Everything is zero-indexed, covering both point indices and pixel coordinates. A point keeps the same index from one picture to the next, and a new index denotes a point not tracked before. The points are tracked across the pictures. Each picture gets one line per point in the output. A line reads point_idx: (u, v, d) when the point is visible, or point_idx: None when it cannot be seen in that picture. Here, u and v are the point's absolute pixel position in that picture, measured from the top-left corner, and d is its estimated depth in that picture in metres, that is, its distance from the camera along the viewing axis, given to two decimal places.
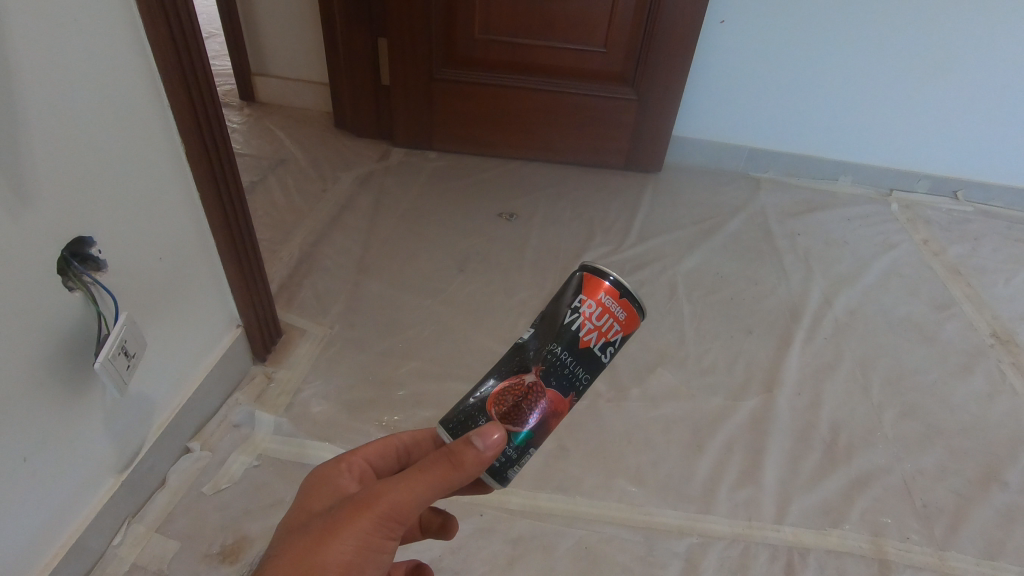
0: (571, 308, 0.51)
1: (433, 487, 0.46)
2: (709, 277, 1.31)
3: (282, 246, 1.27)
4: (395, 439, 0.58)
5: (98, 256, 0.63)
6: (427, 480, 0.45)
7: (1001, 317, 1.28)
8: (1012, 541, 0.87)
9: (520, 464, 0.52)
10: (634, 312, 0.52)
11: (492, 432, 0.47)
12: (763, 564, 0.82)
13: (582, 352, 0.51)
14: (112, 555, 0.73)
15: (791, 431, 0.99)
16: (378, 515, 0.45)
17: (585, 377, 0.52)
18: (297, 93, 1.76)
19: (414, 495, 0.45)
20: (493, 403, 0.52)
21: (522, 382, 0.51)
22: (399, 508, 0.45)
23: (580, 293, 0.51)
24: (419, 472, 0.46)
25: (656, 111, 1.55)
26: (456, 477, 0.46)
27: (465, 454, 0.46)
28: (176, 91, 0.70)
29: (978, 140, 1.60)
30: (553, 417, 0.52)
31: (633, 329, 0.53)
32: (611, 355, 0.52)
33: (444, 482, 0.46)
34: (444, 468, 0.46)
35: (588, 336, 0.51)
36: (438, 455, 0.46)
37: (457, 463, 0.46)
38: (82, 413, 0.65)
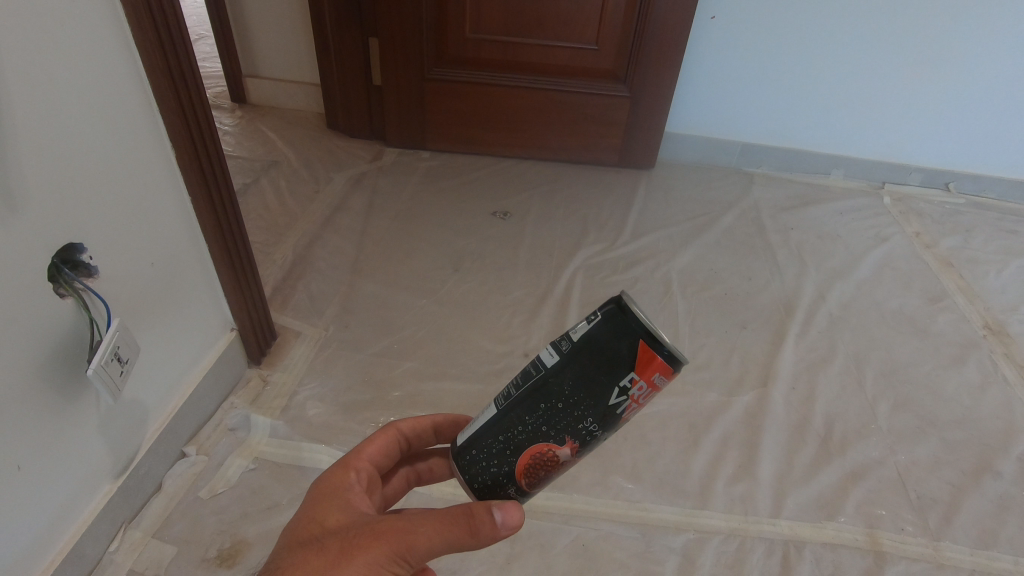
0: (619, 391, 0.47)
1: (449, 539, 0.46)
2: (703, 273, 1.32)
3: (276, 248, 1.26)
4: (395, 431, 0.60)
5: (88, 262, 0.63)
6: (446, 531, 0.46)
7: (993, 309, 1.29)
8: (1005, 531, 0.88)
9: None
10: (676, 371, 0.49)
11: (512, 513, 0.49)
12: (759, 558, 0.82)
13: (619, 424, 0.50)
14: (109, 561, 0.73)
15: (786, 425, 1.00)
16: (396, 549, 0.45)
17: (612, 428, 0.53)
18: (289, 94, 1.76)
19: (432, 544, 0.45)
20: (523, 474, 0.53)
21: (555, 456, 0.51)
22: (413, 550, 0.45)
23: (632, 373, 0.46)
24: (441, 522, 0.46)
25: (648, 108, 1.55)
26: (469, 541, 0.47)
27: (484, 514, 0.47)
28: (165, 94, 0.70)
29: (969, 132, 1.61)
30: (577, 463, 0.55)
31: None
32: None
33: (459, 541, 0.46)
34: (463, 527, 0.47)
35: (630, 412, 0.48)
36: (458, 510, 0.47)
37: (474, 529, 0.47)
38: (76, 419, 0.65)
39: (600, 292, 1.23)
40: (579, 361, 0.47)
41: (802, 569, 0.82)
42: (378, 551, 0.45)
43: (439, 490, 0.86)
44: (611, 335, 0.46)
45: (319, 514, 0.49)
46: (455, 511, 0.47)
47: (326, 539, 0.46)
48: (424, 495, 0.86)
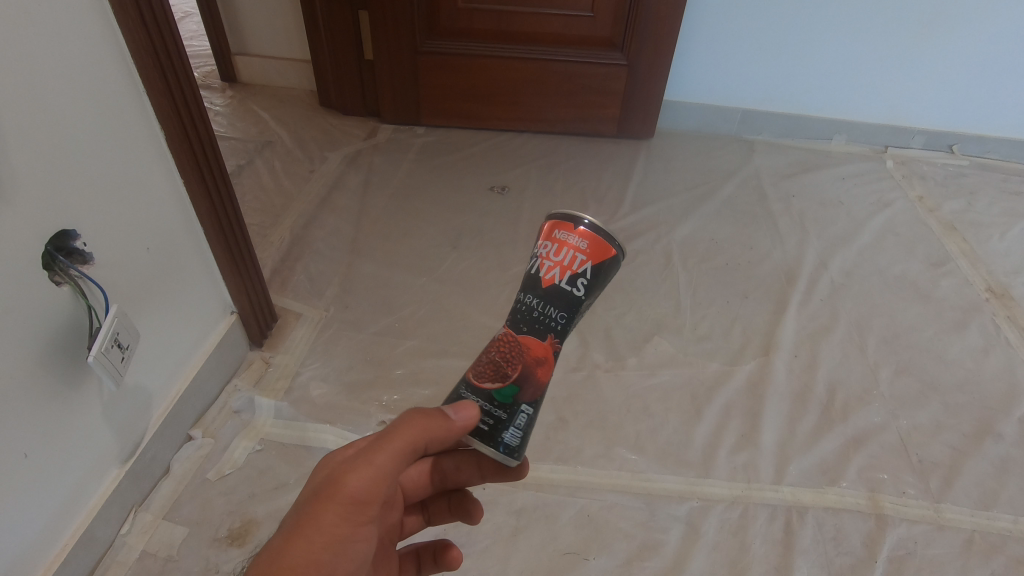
0: (533, 256, 0.54)
1: (397, 453, 0.49)
2: (704, 243, 1.31)
3: (273, 230, 1.25)
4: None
5: (82, 249, 0.62)
6: (390, 449, 0.49)
7: (997, 272, 1.28)
8: (1006, 491, 0.89)
9: (514, 424, 0.53)
10: (599, 239, 0.52)
11: (466, 408, 0.52)
12: (762, 525, 0.84)
13: (546, 292, 0.52)
14: (121, 543, 0.74)
15: (788, 393, 1.00)
16: (347, 491, 0.48)
17: (564, 314, 0.53)
18: (280, 72, 1.72)
19: (379, 464, 0.49)
20: (475, 368, 0.55)
21: (498, 338, 0.54)
22: (366, 481, 0.48)
23: (540, 238, 0.54)
24: (382, 444, 0.49)
25: (647, 76, 1.52)
26: (419, 442, 0.50)
27: (418, 416, 0.50)
28: (151, 74, 0.68)
29: (976, 92, 1.57)
30: (535, 365, 0.52)
31: (600, 256, 0.52)
32: (584, 288, 0.52)
33: (408, 447, 0.49)
34: (407, 436, 0.50)
35: (550, 274, 0.52)
36: (393, 426, 0.50)
37: (420, 431, 0.50)
38: (80, 406, 0.65)
39: None
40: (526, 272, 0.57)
41: (804, 534, 0.83)
42: (332, 508, 0.47)
43: None
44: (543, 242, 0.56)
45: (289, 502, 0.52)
46: (393, 425, 0.50)
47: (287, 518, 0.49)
48: None
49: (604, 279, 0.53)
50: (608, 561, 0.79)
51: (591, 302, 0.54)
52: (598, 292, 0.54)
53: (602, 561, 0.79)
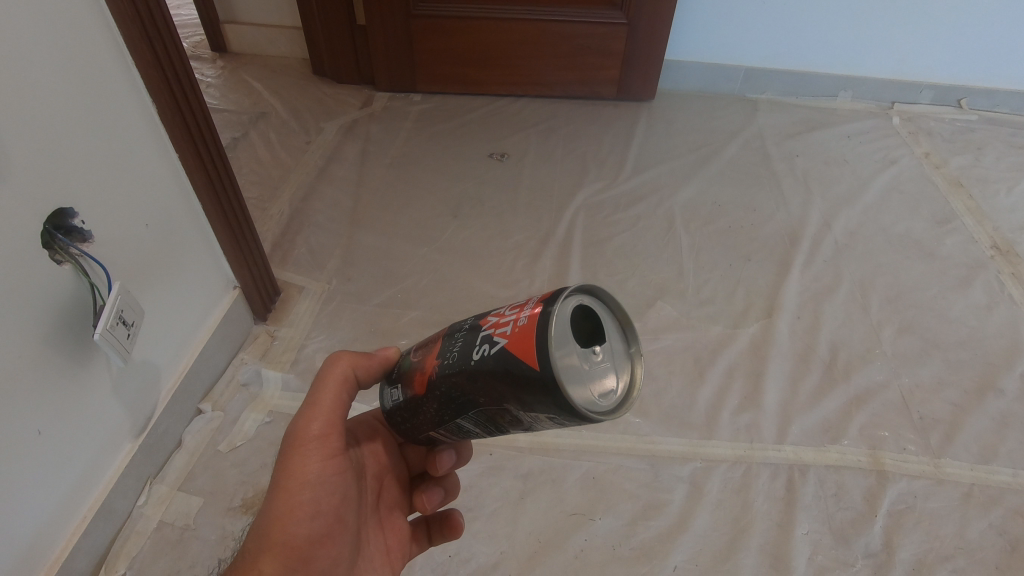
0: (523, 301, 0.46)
1: (335, 388, 0.54)
2: (707, 206, 1.29)
3: (272, 203, 1.24)
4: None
5: (81, 227, 0.62)
6: (325, 387, 0.54)
7: (1002, 228, 1.27)
8: (1006, 445, 0.90)
9: (391, 392, 0.53)
10: (531, 332, 0.39)
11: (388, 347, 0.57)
12: (765, 483, 0.85)
13: (473, 328, 0.45)
14: (139, 514, 0.76)
15: (791, 353, 1.01)
16: (305, 440, 0.52)
17: (457, 357, 0.44)
18: (271, 40, 1.68)
19: (322, 403, 0.53)
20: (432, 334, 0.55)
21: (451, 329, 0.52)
22: (319, 424, 0.53)
23: None
24: (318, 388, 0.54)
25: (647, 34, 1.48)
26: (350, 372, 0.55)
27: (342, 355, 0.55)
28: (137, 44, 0.66)
29: (988, 44, 1.52)
30: (421, 369, 0.48)
31: (515, 347, 0.39)
32: (481, 356, 0.42)
33: (342, 380, 0.54)
34: (337, 372, 0.54)
35: (490, 319, 0.44)
36: (325, 369, 0.55)
37: (347, 364, 0.55)
38: (89, 383, 0.66)
39: (602, 231, 1.22)
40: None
41: (806, 491, 0.84)
42: (299, 456, 0.52)
43: None
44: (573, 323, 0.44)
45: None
46: (323, 370, 0.55)
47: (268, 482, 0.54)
48: None
49: (507, 379, 0.40)
50: (613, 521, 0.81)
51: (487, 385, 0.42)
52: (497, 386, 0.41)
53: (608, 521, 0.81)
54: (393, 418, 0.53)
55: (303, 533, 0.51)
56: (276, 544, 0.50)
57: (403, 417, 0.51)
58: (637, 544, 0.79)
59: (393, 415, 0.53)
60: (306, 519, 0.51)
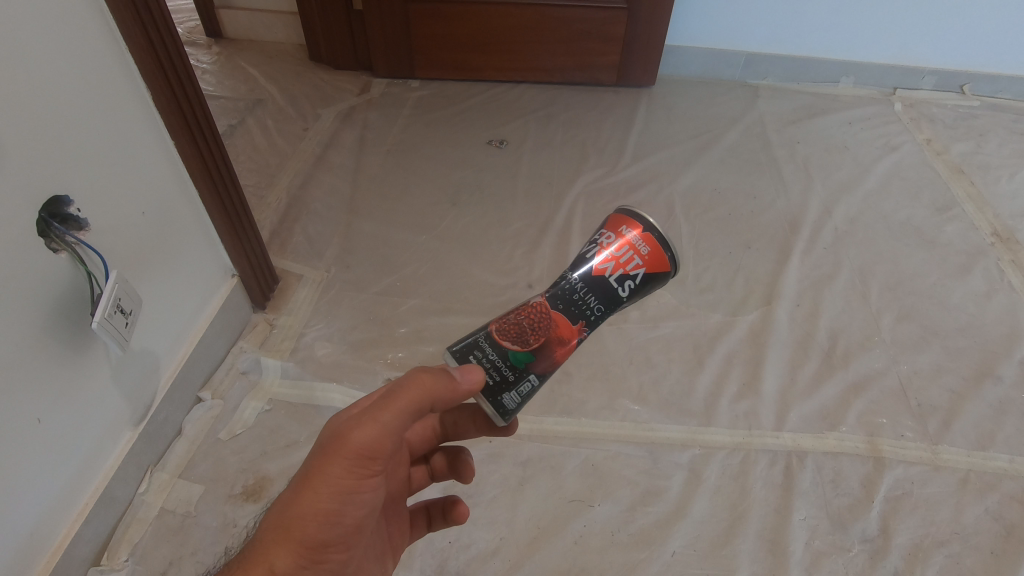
0: (591, 241, 0.53)
1: (398, 413, 0.48)
2: (707, 193, 1.29)
3: (269, 191, 1.23)
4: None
5: (77, 215, 0.61)
6: (391, 410, 0.48)
7: (1003, 215, 1.27)
8: (1003, 432, 0.90)
9: (516, 388, 0.53)
10: (661, 251, 0.51)
11: (473, 371, 0.51)
12: (763, 469, 0.86)
13: (592, 278, 0.52)
14: (140, 502, 0.77)
15: (790, 340, 1.01)
16: (350, 452, 0.47)
17: (603, 307, 0.52)
18: (267, 25, 1.66)
19: (380, 424, 0.48)
20: (495, 321, 0.54)
21: (530, 303, 0.53)
22: (368, 442, 0.48)
23: (603, 228, 0.53)
24: (383, 405, 0.48)
25: (648, 19, 1.46)
26: (421, 400, 0.49)
27: (422, 378, 0.49)
28: (131, 30, 0.65)
29: (992, 28, 1.50)
30: (559, 343, 0.52)
31: (656, 267, 0.52)
32: (629, 289, 0.52)
33: (410, 406, 0.48)
34: (408, 395, 0.48)
35: (602, 265, 0.52)
36: (399, 386, 0.49)
37: (422, 389, 0.48)
38: (88, 371, 0.66)
39: (601, 218, 1.21)
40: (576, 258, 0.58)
41: (804, 477, 0.85)
42: (336, 463, 0.48)
43: None
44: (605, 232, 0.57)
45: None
46: (399, 384, 0.49)
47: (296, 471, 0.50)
48: None
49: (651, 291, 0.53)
50: (612, 508, 0.81)
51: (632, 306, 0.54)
52: (637, 296, 0.53)
53: (607, 508, 0.81)
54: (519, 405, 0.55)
55: (320, 536, 0.49)
56: (290, 540, 0.48)
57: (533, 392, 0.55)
58: (636, 530, 0.79)
59: (523, 402, 0.54)
60: (328, 525, 0.48)
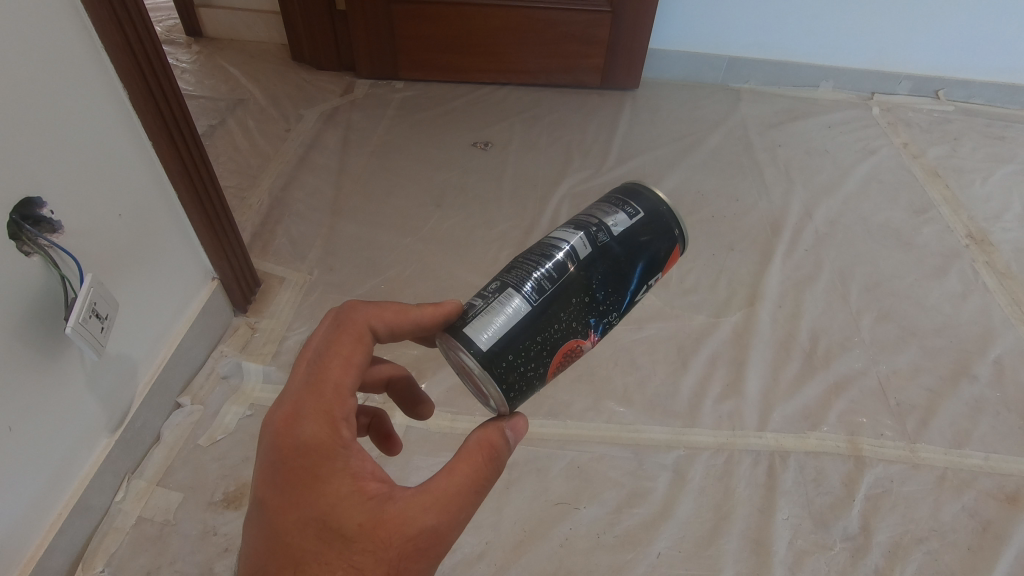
0: (650, 283, 0.52)
1: (481, 493, 0.45)
2: (690, 195, 1.30)
3: (251, 193, 1.22)
4: (362, 338, 0.48)
5: (50, 217, 0.60)
6: (477, 487, 0.45)
7: (977, 217, 1.29)
8: (978, 430, 0.92)
9: None
10: None
11: (521, 427, 0.49)
12: (746, 470, 0.86)
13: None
14: (117, 510, 0.75)
15: (773, 341, 1.02)
16: (440, 540, 0.43)
17: None
18: (248, 24, 1.64)
19: (469, 507, 0.45)
20: (555, 368, 0.49)
21: (584, 349, 0.50)
22: (456, 528, 0.44)
23: (660, 270, 0.53)
24: (469, 487, 0.45)
25: (633, 22, 1.47)
26: (493, 475, 0.46)
27: (497, 449, 0.46)
28: (106, 28, 0.64)
29: (966, 35, 1.54)
30: None
31: None
32: None
33: (487, 480, 0.46)
34: (487, 470, 0.46)
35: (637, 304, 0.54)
36: (474, 460, 0.45)
37: (497, 462, 0.46)
38: (63, 377, 0.64)
39: None
40: (613, 254, 0.49)
41: (786, 476, 0.86)
42: (427, 556, 0.42)
43: (437, 424, 0.89)
44: (650, 232, 0.50)
45: (316, 510, 0.42)
46: (474, 460, 0.45)
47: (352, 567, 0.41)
48: (422, 431, 0.88)
49: None
50: (597, 509, 0.81)
51: None
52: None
53: (592, 510, 0.81)
54: None
55: None
56: None
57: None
58: (621, 532, 0.80)
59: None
60: None
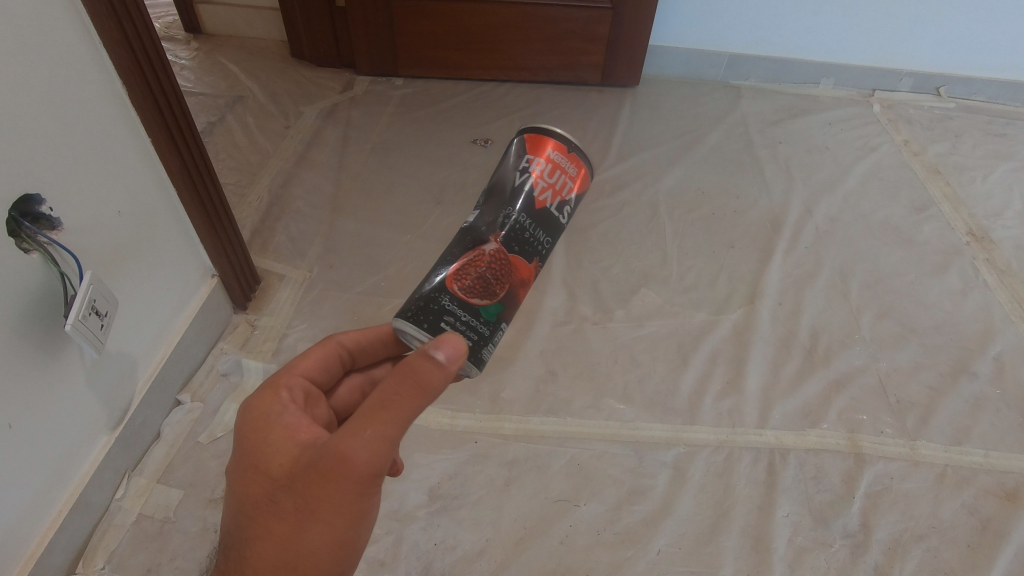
0: (522, 170, 0.52)
1: (403, 422, 0.42)
2: (691, 193, 1.30)
3: (250, 190, 1.21)
4: (334, 346, 0.56)
5: (49, 214, 0.60)
6: (396, 415, 0.42)
7: (977, 215, 1.29)
8: (978, 427, 0.92)
9: (495, 340, 0.54)
10: (581, 165, 0.55)
11: (450, 345, 0.43)
12: (746, 467, 0.86)
13: (539, 214, 0.52)
14: (117, 508, 0.75)
15: (773, 338, 1.02)
16: (359, 474, 0.43)
17: (550, 241, 0.55)
18: (247, 21, 1.64)
19: (389, 439, 0.42)
20: (459, 278, 0.52)
21: (484, 253, 0.52)
22: (377, 460, 0.42)
23: (527, 154, 0.52)
24: (386, 417, 0.42)
25: (633, 18, 1.47)
26: (423, 400, 0.42)
27: (411, 373, 0.42)
28: (105, 25, 0.63)
29: (967, 32, 1.54)
30: (520, 286, 0.54)
31: (581, 183, 0.55)
32: (568, 214, 0.55)
33: (413, 409, 0.42)
34: (410, 397, 0.42)
35: (543, 196, 0.52)
36: (391, 391, 0.42)
37: (423, 388, 0.42)
38: (62, 374, 0.64)
39: (587, 217, 1.21)
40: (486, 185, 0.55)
41: (786, 474, 0.86)
42: (348, 488, 0.43)
43: (436, 421, 0.89)
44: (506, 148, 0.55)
45: (252, 459, 0.47)
46: (391, 389, 0.42)
47: (282, 499, 0.45)
48: (422, 428, 0.88)
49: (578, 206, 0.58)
50: (598, 507, 0.81)
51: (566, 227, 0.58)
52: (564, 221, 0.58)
53: (593, 507, 0.81)
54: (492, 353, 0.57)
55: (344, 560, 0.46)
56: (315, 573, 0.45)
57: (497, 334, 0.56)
58: (621, 529, 0.80)
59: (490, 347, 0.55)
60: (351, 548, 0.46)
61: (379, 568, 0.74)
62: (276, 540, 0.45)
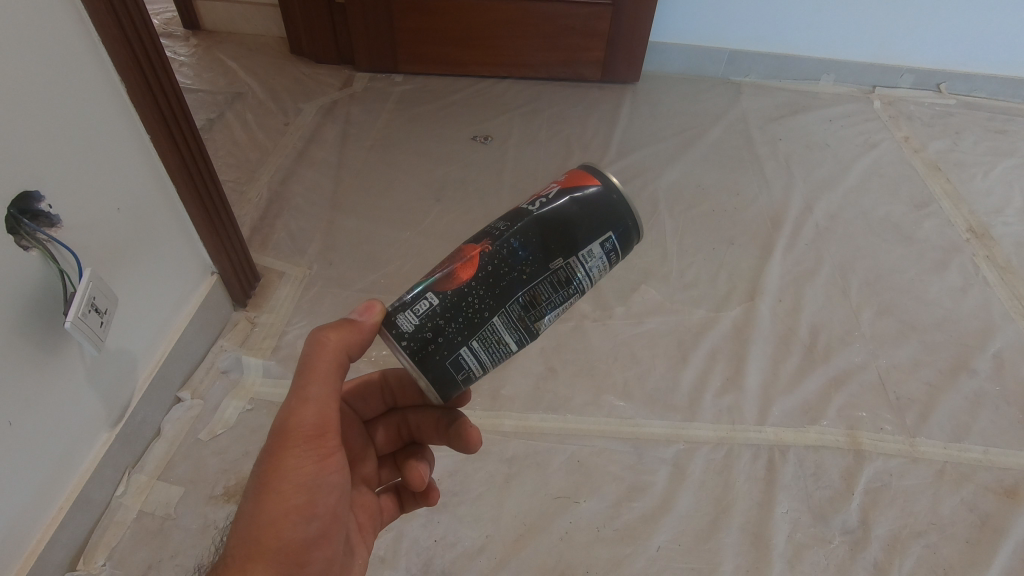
0: None
1: (325, 377, 0.49)
2: (691, 190, 1.29)
3: (250, 187, 1.21)
4: (379, 380, 0.62)
5: (48, 211, 0.59)
6: (316, 372, 0.48)
7: (977, 211, 1.29)
8: (978, 423, 0.93)
9: (415, 309, 0.47)
10: (579, 174, 0.50)
11: (365, 310, 0.50)
12: (745, 464, 0.86)
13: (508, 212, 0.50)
14: (118, 504, 0.75)
15: (772, 335, 1.02)
16: (295, 430, 0.47)
17: (507, 226, 0.48)
18: (246, 17, 1.63)
19: (314, 394, 0.48)
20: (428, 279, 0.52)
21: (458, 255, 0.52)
22: (308, 415, 0.48)
23: None
24: (309, 376, 0.48)
25: (633, 14, 1.47)
26: (340, 354, 0.49)
27: (326, 333, 0.49)
28: (104, 22, 0.63)
29: (968, 28, 1.53)
30: (459, 261, 0.48)
31: (571, 182, 0.49)
32: (540, 203, 0.48)
33: (332, 364, 0.49)
34: (328, 356, 0.49)
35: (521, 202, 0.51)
36: (311, 352, 0.49)
37: (338, 345, 0.49)
38: (62, 371, 0.64)
39: None
40: None
41: (785, 470, 0.86)
42: (290, 447, 0.47)
43: None
44: None
45: None
46: (311, 352, 0.49)
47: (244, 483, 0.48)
48: None
49: (574, 205, 0.48)
50: (598, 503, 0.82)
51: (550, 226, 0.47)
52: (559, 226, 0.47)
53: (592, 504, 0.82)
54: (422, 344, 0.47)
55: (300, 535, 0.47)
56: (270, 549, 0.46)
57: (441, 322, 0.47)
58: (621, 525, 0.80)
59: (425, 328, 0.47)
60: (305, 521, 0.48)
61: (380, 565, 0.74)
62: (237, 524, 0.47)
